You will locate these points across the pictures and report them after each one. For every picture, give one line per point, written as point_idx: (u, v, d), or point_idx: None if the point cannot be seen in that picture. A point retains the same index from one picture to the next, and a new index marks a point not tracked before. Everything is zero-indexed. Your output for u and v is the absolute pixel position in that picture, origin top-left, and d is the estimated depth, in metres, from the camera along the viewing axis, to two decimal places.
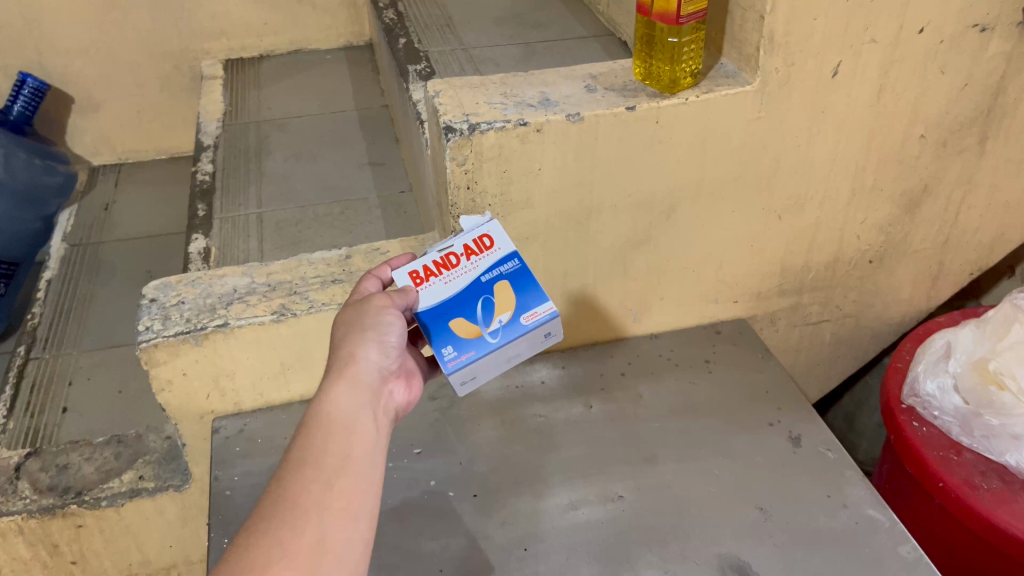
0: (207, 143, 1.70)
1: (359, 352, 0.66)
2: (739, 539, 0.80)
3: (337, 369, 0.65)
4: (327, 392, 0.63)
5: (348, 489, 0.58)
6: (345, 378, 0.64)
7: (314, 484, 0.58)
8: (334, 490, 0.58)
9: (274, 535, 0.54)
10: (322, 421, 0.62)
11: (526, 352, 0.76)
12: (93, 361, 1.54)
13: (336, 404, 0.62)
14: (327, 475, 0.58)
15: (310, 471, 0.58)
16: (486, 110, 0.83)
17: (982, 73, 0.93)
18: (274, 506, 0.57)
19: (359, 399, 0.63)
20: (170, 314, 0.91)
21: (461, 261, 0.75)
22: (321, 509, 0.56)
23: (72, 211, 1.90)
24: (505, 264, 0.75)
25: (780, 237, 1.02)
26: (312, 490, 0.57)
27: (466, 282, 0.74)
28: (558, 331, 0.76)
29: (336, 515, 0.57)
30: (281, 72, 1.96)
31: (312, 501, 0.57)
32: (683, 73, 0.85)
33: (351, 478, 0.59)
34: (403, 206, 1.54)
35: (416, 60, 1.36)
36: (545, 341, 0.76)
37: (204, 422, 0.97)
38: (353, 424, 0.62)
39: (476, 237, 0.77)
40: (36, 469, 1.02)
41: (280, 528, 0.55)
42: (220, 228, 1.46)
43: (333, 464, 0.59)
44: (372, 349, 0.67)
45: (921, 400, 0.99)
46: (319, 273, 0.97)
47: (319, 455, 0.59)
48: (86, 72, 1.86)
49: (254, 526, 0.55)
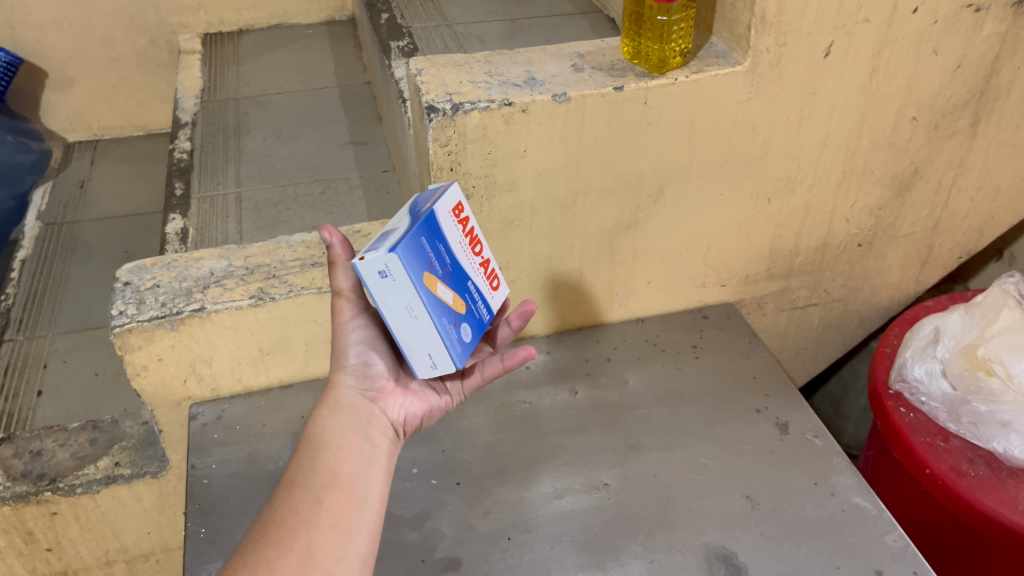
0: (185, 120, 1.66)
1: (337, 378, 0.66)
2: (726, 528, 0.80)
3: (320, 399, 0.65)
4: (314, 421, 0.64)
5: (338, 506, 0.59)
6: (326, 406, 0.64)
7: (303, 502, 0.58)
8: (324, 508, 0.58)
9: (262, 555, 0.55)
10: (312, 445, 0.62)
11: (401, 300, 0.59)
12: (68, 343, 1.51)
13: (322, 428, 0.63)
14: (316, 493, 0.59)
15: (300, 491, 0.59)
16: (470, 89, 0.80)
17: (976, 54, 0.91)
18: (263, 529, 0.58)
19: (343, 421, 0.63)
20: (144, 298, 0.88)
21: None
22: (309, 527, 0.57)
23: (46, 189, 1.86)
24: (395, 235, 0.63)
25: (769, 221, 1.00)
26: (302, 509, 0.58)
27: None
28: (378, 264, 0.56)
29: (326, 532, 0.57)
30: (261, 47, 1.92)
31: (301, 520, 0.57)
32: (672, 52, 0.83)
33: (342, 494, 0.59)
34: (385, 185, 1.52)
35: (399, 37, 1.32)
36: (391, 281, 0.57)
37: (181, 408, 0.94)
38: (343, 444, 0.62)
39: None
40: (8, 456, 0.99)
41: (268, 548, 0.56)
42: (198, 208, 1.43)
43: (323, 481, 0.60)
44: (349, 371, 0.66)
45: (909, 385, 0.98)
46: (298, 256, 0.94)
47: (308, 474, 0.60)
48: (59, 46, 1.81)
49: (241, 551, 0.56)
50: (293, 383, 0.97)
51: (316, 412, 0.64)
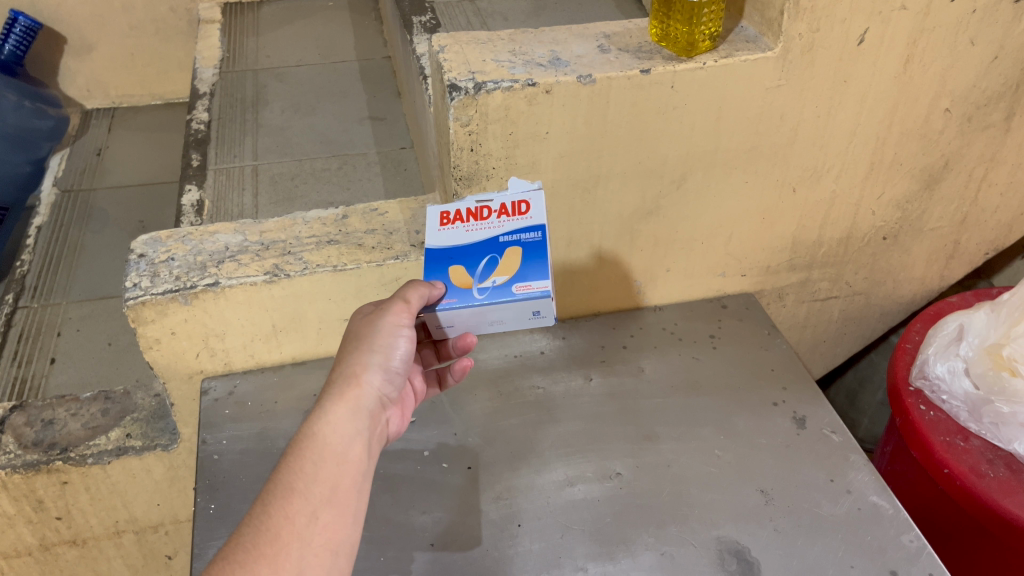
0: (203, 90, 1.65)
1: (363, 373, 0.63)
2: (740, 523, 0.78)
3: (338, 388, 0.62)
4: (325, 414, 0.61)
5: (333, 522, 0.57)
6: (347, 402, 0.62)
7: (300, 515, 0.55)
8: (320, 524, 0.56)
9: (252, 569, 0.52)
10: (318, 444, 0.59)
11: (513, 324, 0.71)
12: (82, 312, 1.51)
13: (334, 431, 0.60)
14: (314, 506, 0.56)
15: (298, 499, 0.56)
16: (493, 68, 0.78)
17: (1015, 45, 0.88)
18: (253, 535, 0.54)
19: (359, 426, 0.61)
20: (159, 271, 0.88)
21: (492, 216, 0.72)
22: (303, 544, 0.55)
23: (63, 155, 1.85)
24: (527, 233, 0.70)
25: (794, 210, 0.98)
26: (297, 522, 0.55)
27: (484, 237, 0.71)
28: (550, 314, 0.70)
29: (317, 553, 0.55)
30: (282, 19, 1.91)
31: (294, 535, 0.55)
32: (701, 35, 0.80)
33: (337, 510, 0.57)
34: (403, 162, 1.51)
35: (421, 11, 1.30)
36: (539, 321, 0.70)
37: (193, 382, 0.94)
38: (348, 453, 0.60)
39: (515, 201, 0.73)
40: (20, 424, 0.99)
41: (259, 563, 0.53)
42: (214, 179, 1.42)
43: (322, 494, 0.57)
44: (378, 372, 0.64)
45: (929, 383, 0.97)
46: (314, 232, 0.93)
47: (308, 482, 0.57)
48: (78, 12, 1.80)
49: (230, 555, 0.52)
50: (307, 361, 0.97)
51: (332, 402, 0.61)
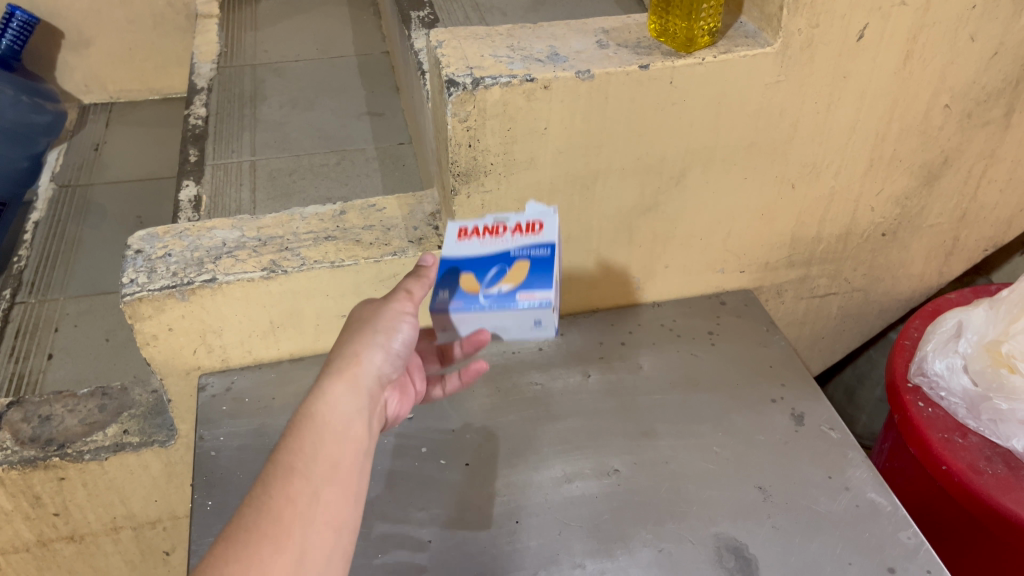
0: (201, 85, 1.64)
1: (364, 354, 0.62)
2: (738, 519, 0.78)
3: (338, 367, 0.61)
4: (325, 391, 0.59)
5: (335, 501, 0.55)
6: (347, 380, 0.60)
7: (302, 493, 0.53)
8: (322, 503, 0.54)
9: (254, 550, 0.50)
10: (318, 422, 0.57)
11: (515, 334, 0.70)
12: (80, 308, 1.51)
13: (335, 407, 0.59)
14: (315, 485, 0.54)
15: (299, 479, 0.54)
16: (491, 64, 0.78)
17: (1015, 41, 0.88)
18: (254, 515, 0.52)
19: (359, 404, 0.60)
20: (156, 267, 0.88)
21: (506, 232, 0.72)
22: (306, 523, 0.53)
23: (60, 150, 1.84)
24: (538, 249, 0.70)
25: (793, 206, 0.98)
26: (299, 501, 0.53)
27: (496, 249, 0.71)
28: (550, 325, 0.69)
29: (320, 531, 0.53)
30: (280, 15, 1.90)
31: (297, 514, 0.53)
32: (700, 31, 0.80)
33: (339, 489, 0.56)
34: (401, 158, 1.50)
35: (419, 7, 1.29)
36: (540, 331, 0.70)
37: (190, 378, 0.94)
38: (349, 430, 0.58)
39: (531, 222, 0.73)
40: (17, 419, 0.99)
41: (261, 542, 0.51)
42: (212, 174, 1.42)
43: (323, 473, 0.55)
44: (379, 352, 0.63)
45: (928, 379, 0.96)
46: (311, 228, 0.93)
47: (309, 462, 0.55)
48: (75, 6, 1.79)
49: (231, 536, 0.50)
50: (305, 357, 0.96)
51: (332, 381, 0.60)
